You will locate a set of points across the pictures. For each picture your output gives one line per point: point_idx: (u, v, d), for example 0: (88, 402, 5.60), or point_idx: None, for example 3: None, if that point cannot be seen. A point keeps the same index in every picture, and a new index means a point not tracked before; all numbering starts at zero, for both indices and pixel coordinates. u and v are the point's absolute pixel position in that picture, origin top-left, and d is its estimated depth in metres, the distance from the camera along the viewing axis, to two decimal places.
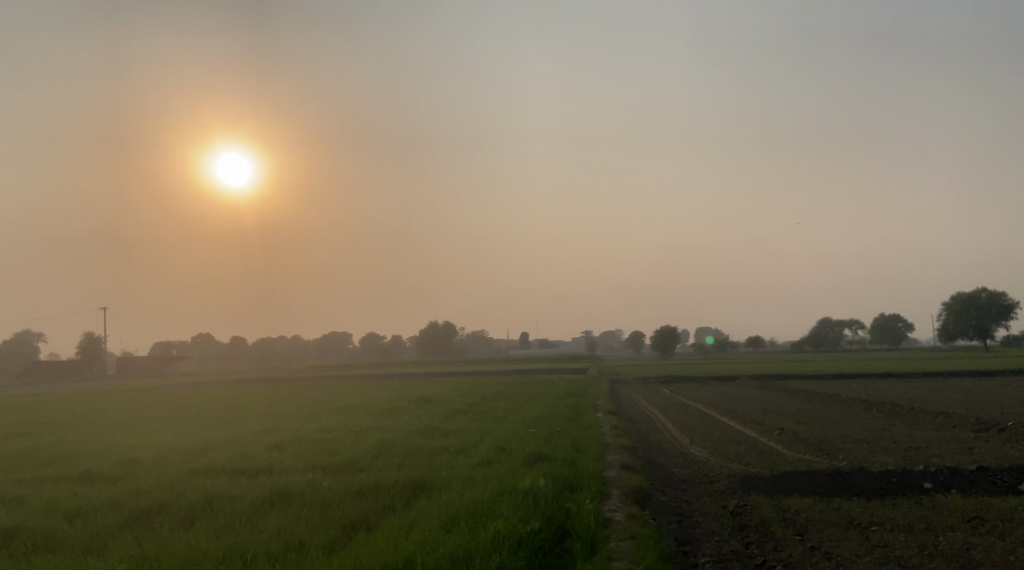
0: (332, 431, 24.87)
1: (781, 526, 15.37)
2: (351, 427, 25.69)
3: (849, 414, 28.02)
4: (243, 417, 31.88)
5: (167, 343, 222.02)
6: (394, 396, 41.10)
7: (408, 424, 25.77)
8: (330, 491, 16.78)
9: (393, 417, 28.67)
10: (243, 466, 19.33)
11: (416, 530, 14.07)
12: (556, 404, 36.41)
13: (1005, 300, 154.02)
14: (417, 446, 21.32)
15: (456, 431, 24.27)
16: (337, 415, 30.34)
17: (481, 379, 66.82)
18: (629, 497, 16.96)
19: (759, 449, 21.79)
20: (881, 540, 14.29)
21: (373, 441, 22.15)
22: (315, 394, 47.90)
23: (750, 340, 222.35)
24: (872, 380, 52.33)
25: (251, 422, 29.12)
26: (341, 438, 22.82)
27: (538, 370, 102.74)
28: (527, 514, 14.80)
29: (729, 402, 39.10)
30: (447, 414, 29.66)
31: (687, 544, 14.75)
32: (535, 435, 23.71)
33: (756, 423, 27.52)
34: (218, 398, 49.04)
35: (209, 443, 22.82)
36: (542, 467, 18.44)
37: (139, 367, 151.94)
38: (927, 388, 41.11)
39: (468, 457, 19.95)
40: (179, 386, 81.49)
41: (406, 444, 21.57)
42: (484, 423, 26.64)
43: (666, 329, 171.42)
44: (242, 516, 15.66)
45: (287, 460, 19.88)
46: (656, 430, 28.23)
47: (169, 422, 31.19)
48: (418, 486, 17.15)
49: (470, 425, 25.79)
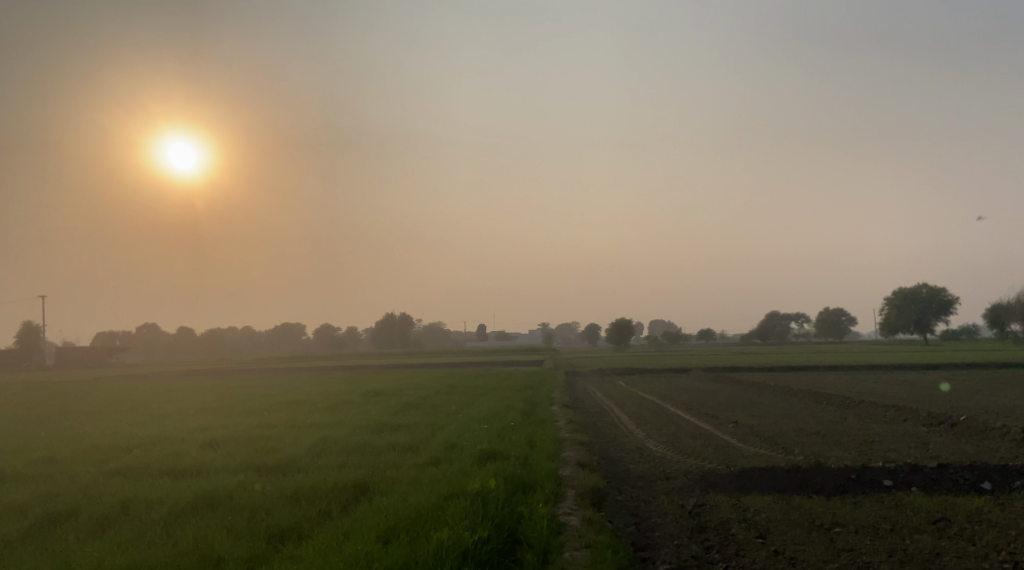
0: (273, 427, 23.94)
1: (742, 528, 14.99)
2: (294, 423, 24.78)
3: (804, 407, 27.90)
4: (180, 411, 30.73)
5: (111, 334, 216.90)
6: (342, 390, 40.14)
7: (355, 419, 24.99)
8: (261, 496, 15.97)
9: (340, 412, 27.82)
10: (169, 466, 18.36)
11: (351, 541, 13.34)
12: (509, 397, 35.82)
13: (946, 296, 157.53)
14: (363, 444, 20.53)
15: (405, 427, 23.56)
16: (281, 410, 29.35)
17: (432, 371, 66.13)
18: (584, 499, 16.43)
19: (716, 443, 21.46)
20: (847, 543, 13.98)
21: (317, 438, 21.32)
22: (261, 388, 46.65)
23: (702, 332, 224.74)
24: (821, 372, 52.83)
25: (188, 417, 28.00)
26: (283, 435, 21.93)
27: (492, 362, 102.29)
28: (474, 519, 14.16)
29: (683, 394, 38.96)
30: (396, 408, 28.90)
31: (645, 550, 14.27)
32: (487, 431, 23.08)
33: (712, 416, 27.26)
34: (157, 391, 47.44)
35: (138, 440, 21.74)
36: (494, 466, 17.82)
37: (82, 359, 147.94)
38: (876, 381, 41.48)
39: (417, 456, 19.25)
40: (121, 378, 79.30)
41: (352, 442, 20.79)
42: (435, 418, 25.93)
43: (621, 321, 172.41)
44: (160, 524, 14.79)
45: (222, 459, 18.96)
46: (611, 424, 27.83)
47: (100, 416, 29.90)
48: (359, 489, 16.41)
49: (421, 420, 25.07)
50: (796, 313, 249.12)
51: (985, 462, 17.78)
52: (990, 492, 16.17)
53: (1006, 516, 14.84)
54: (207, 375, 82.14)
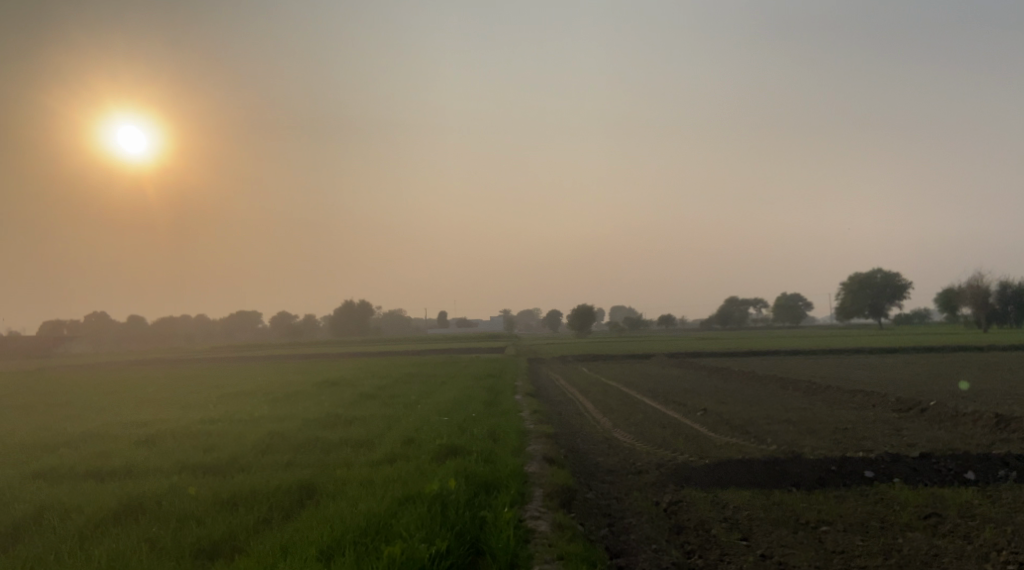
0: (219, 421, 22.80)
1: (724, 529, 14.37)
2: (242, 416, 23.62)
3: (772, 393, 27.44)
4: (121, 405, 29.32)
5: (62, 323, 211.69)
6: (297, 379, 38.90)
7: (307, 412, 23.95)
8: (196, 500, 14.96)
9: (292, 404, 26.73)
10: (99, 467, 17.19)
11: (291, 556, 12.41)
12: (471, 385, 34.91)
13: (899, 280, 160.12)
14: (316, 440, 19.51)
15: (361, 420, 22.60)
16: (230, 403, 28.18)
17: (392, 360, 64.93)
18: (553, 499, 15.63)
19: (686, 433, 20.84)
20: (838, 544, 13.47)
21: (265, 433, 20.22)
22: (212, 378, 45.06)
23: (661, 318, 225.99)
24: (782, 356, 52.87)
25: (128, 412, 26.66)
26: (230, 431, 20.81)
27: (451, 350, 101.20)
28: (430, 529, 13.30)
29: (647, 381, 38.49)
30: (352, 399, 27.89)
31: (621, 557, 13.59)
32: (448, 423, 22.19)
33: (678, 404, 26.70)
34: (102, 382, 45.64)
35: (70, 438, 20.46)
36: (455, 464, 16.95)
37: (29, 350, 143.72)
38: (837, 365, 41.41)
39: (374, 452, 18.31)
40: (69, 368, 76.77)
41: (303, 437, 19.73)
42: (394, 409, 25.02)
43: (583, 308, 172.31)
44: (80, 536, 13.74)
45: (159, 458, 17.82)
46: (576, 413, 27.13)
47: (34, 411, 28.37)
48: (305, 492, 15.47)
49: (379, 412, 24.09)
50: (753, 298, 251.46)
51: (964, 450, 17.45)
52: (974, 483, 15.82)
53: (997, 510, 14.49)
54: (160, 364, 80.01)
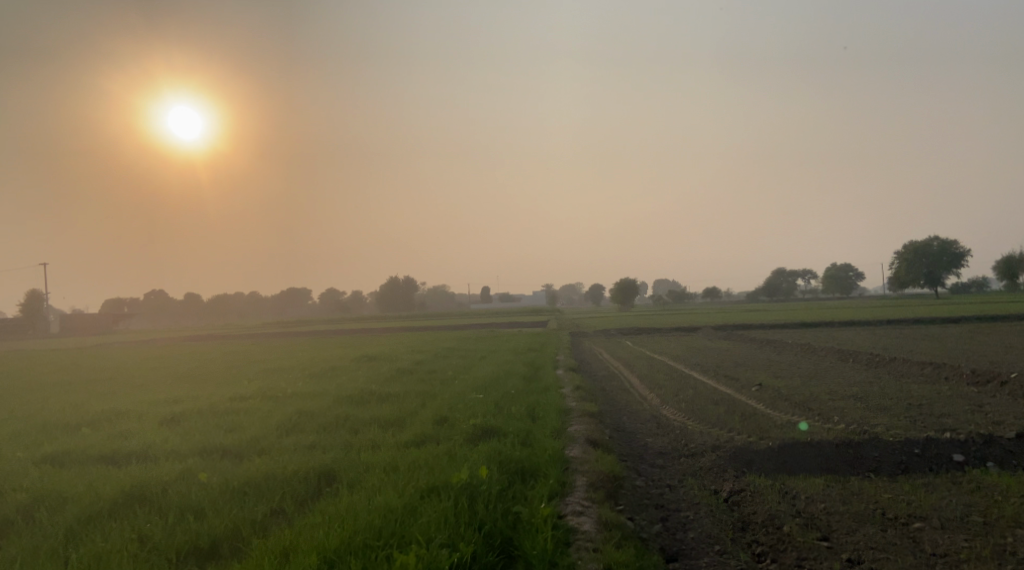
0: (247, 399, 22.08)
1: (799, 526, 13.13)
2: (270, 394, 22.87)
3: (832, 366, 25.93)
4: (154, 382, 28.85)
5: (116, 301, 216.62)
6: (337, 355, 38.31)
7: (340, 389, 23.12)
8: (206, 489, 14.22)
9: (325, 380, 25.94)
10: (109, 450, 16.49)
11: (298, 559, 11.58)
12: (512, 360, 33.85)
13: (958, 248, 155.20)
14: (343, 419, 18.63)
15: (395, 397, 21.68)
16: (263, 379, 27.52)
17: (437, 334, 64.27)
18: (598, 490, 14.52)
19: (741, 410, 19.53)
20: (936, 545, 12.22)
21: (290, 412, 19.39)
22: (250, 353, 44.77)
23: (707, 290, 222.59)
24: (841, 327, 50.95)
25: (158, 389, 26.16)
26: (254, 410, 20.03)
27: (498, 324, 100.42)
28: (452, 531, 12.32)
29: (697, 354, 37.07)
30: (388, 374, 27.00)
31: (679, 560, 12.50)
32: (485, 401, 21.16)
33: (731, 378, 25.35)
34: (145, 359, 45.70)
35: (91, 417, 19.88)
36: (489, 447, 15.90)
37: (85, 326, 146.95)
38: (899, 337, 39.48)
39: (402, 433, 17.35)
40: (117, 345, 77.69)
41: (330, 416, 18.86)
42: (431, 386, 24.06)
43: (627, 281, 170.11)
44: (76, 530, 13.10)
45: (172, 441, 17.06)
46: (622, 390, 25.91)
47: (68, 388, 28.07)
48: (325, 481, 14.64)
49: (413, 389, 23.15)
50: (801, 270, 246.33)
51: None
52: None
53: None
54: (205, 340, 80.46)
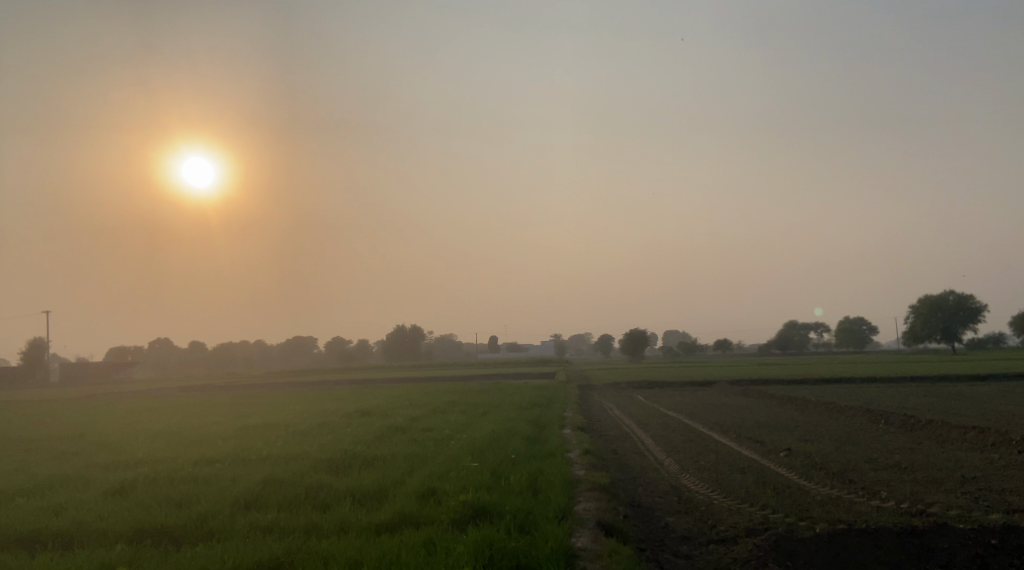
0: (216, 463, 20.52)
1: None
2: (244, 455, 21.43)
3: (864, 428, 23.99)
4: (124, 439, 27.29)
5: (122, 349, 216.15)
6: (329, 408, 36.64)
7: (320, 450, 21.53)
8: None
9: (309, 439, 24.33)
10: (35, 530, 15.49)
11: None
12: (514, 417, 32.06)
13: (974, 302, 153.11)
14: (313, 491, 17.38)
15: (382, 461, 20.01)
16: (242, 437, 25.96)
17: (440, 386, 62.56)
18: None
19: (772, 482, 17.71)
20: None
21: (256, 482, 18.10)
22: (241, 407, 43.13)
23: (718, 342, 220.01)
24: (860, 384, 49.08)
25: (127, 447, 24.68)
26: (216, 478, 18.85)
27: (505, 376, 98.56)
28: None
29: (712, 411, 35.16)
30: (379, 433, 25.32)
31: None
32: (481, 467, 19.47)
33: (753, 442, 23.39)
34: (132, 411, 44.22)
35: (33, 486, 18.67)
36: (477, 537, 14.26)
37: (87, 376, 145.47)
38: (924, 395, 37.60)
39: (380, 512, 15.82)
40: (113, 396, 76.07)
41: (297, 488, 17.53)
42: (423, 447, 22.38)
43: (637, 332, 168.11)
44: None
45: (109, 520, 15.92)
46: (635, 453, 24.00)
47: (33, 445, 26.60)
48: None
49: (403, 451, 21.47)
50: (813, 322, 244.11)
51: None
52: None
53: None
54: (204, 391, 78.81)
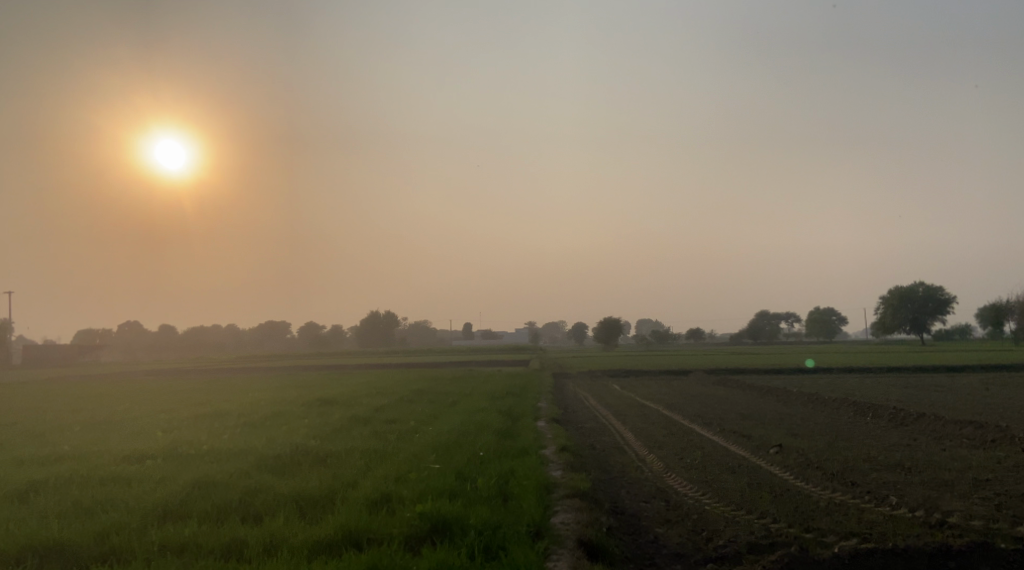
0: (146, 460, 19.04)
1: None
2: (180, 451, 19.98)
3: (854, 422, 22.90)
4: (58, 428, 25.57)
5: (89, 332, 212.17)
6: (289, 396, 34.96)
7: (267, 445, 20.03)
8: None
9: (261, 431, 22.81)
10: None
11: None
12: (484, 408, 30.63)
13: (944, 294, 154.00)
14: (249, 497, 16.02)
15: (336, 459, 18.56)
16: (185, 428, 24.35)
17: (411, 374, 60.98)
18: None
19: (770, 488, 16.48)
20: None
21: (185, 486, 16.70)
22: (197, 393, 41.32)
23: (691, 331, 220.15)
24: (838, 376, 48.12)
25: (54, 440, 22.97)
26: (141, 478, 17.45)
27: (478, 363, 97.13)
28: None
29: (692, 403, 33.89)
30: (336, 424, 23.84)
31: None
32: (446, 467, 18.07)
33: (739, 436, 22.17)
34: (83, 396, 42.32)
35: None
36: (434, 560, 12.92)
37: (49, 359, 141.99)
38: (906, 386, 36.58)
39: (325, 525, 14.41)
40: (70, 379, 73.73)
41: (232, 494, 16.13)
42: (383, 442, 20.92)
43: (611, 321, 167.43)
44: None
45: (9, 532, 14.46)
46: (614, 449, 22.70)
47: None
48: None
49: (362, 446, 20.02)
50: (784, 312, 245.58)
51: None
52: None
53: None
54: (168, 376, 76.71)
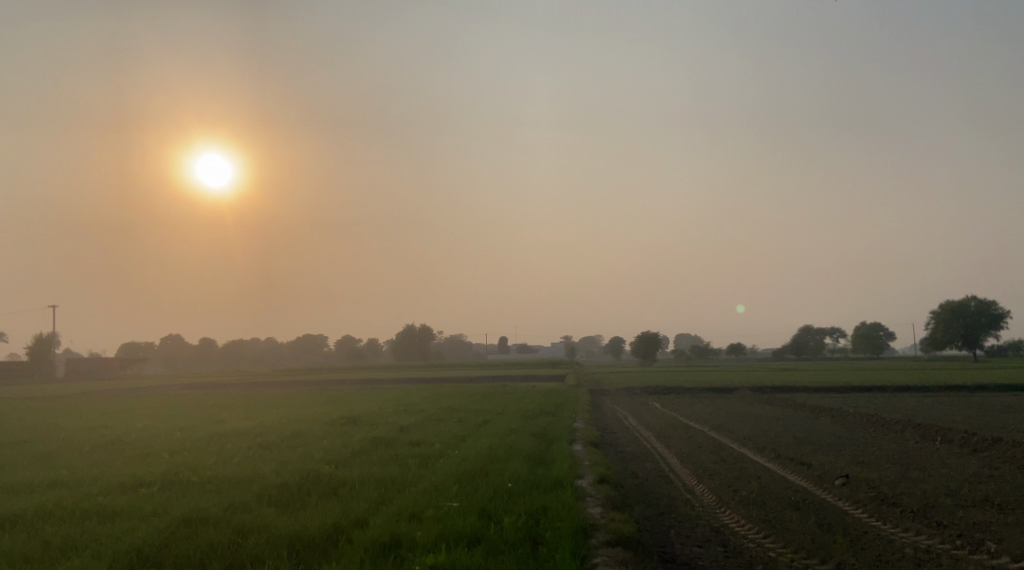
0: (137, 490, 18.59)
1: None
2: (180, 478, 19.64)
3: (924, 451, 21.36)
4: (66, 447, 25.21)
5: (133, 346, 215.31)
6: (314, 413, 34.08)
7: (273, 478, 19.30)
8: None
9: (272, 455, 22.12)
10: None
11: None
12: (517, 429, 29.24)
13: (996, 309, 149.01)
14: (241, 539, 15.35)
15: (346, 496, 17.71)
16: (195, 448, 23.73)
17: (444, 389, 59.76)
18: None
19: (841, 536, 15.16)
20: None
21: (172, 523, 16.16)
22: (225, 408, 40.72)
23: (733, 346, 216.23)
24: (893, 394, 45.81)
25: (57, 461, 22.58)
26: (127, 513, 17.00)
27: (515, 378, 95.50)
28: None
29: (739, 423, 32.25)
30: (355, 446, 22.94)
31: None
32: (474, 502, 17.06)
33: (798, 466, 20.76)
34: (111, 411, 42.07)
35: None
36: None
37: (92, 372, 143.70)
38: (970, 407, 34.45)
39: None
40: (109, 392, 74.20)
41: (223, 535, 15.50)
42: (403, 471, 19.99)
43: (649, 334, 164.44)
44: None
45: None
46: (660, 476, 21.37)
47: None
48: None
49: (376, 478, 19.13)
50: (828, 328, 240.63)
51: None
52: None
53: None
54: (204, 389, 76.63)
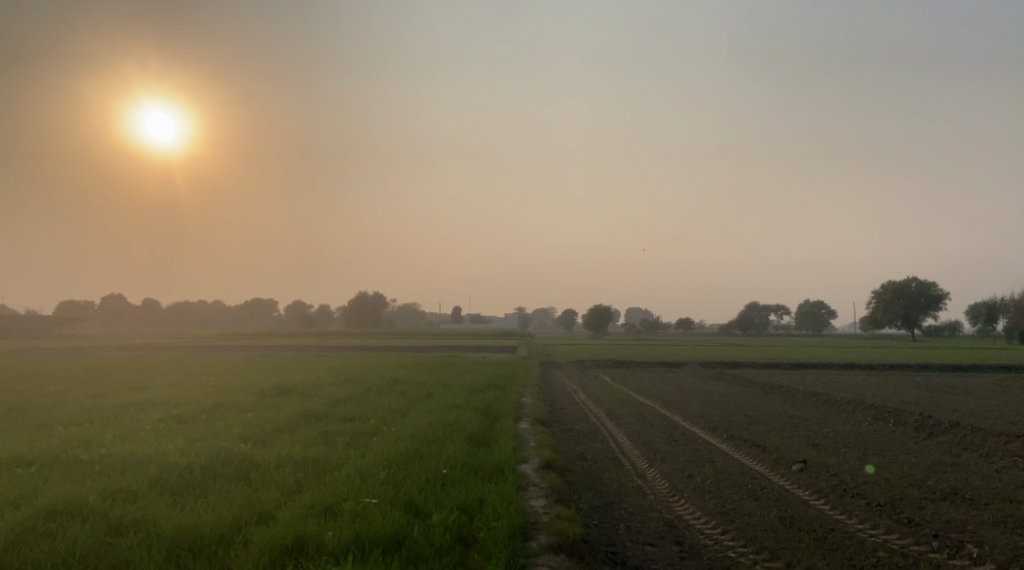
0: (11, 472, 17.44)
1: None
2: (67, 458, 18.46)
3: (882, 434, 20.77)
4: None
5: (73, 305, 209.28)
6: (246, 382, 32.60)
7: (173, 460, 18.09)
8: None
9: (184, 429, 20.85)
10: None
11: None
12: (460, 405, 28.11)
13: (936, 290, 152.02)
14: (115, 538, 14.36)
15: (250, 484, 16.56)
16: (101, 420, 22.33)
17: (392, 357, 58.43)
18: None
19: (803, 534, 14.40)
20: None
21: (34, 516, 15.12)
22: (154, 374, 38.94)
23: (682, 321, 218.11)
24: (843, 372, 45.60)
25: None
26: None
27: (463, 348, 94.34)
28: None
29: (690, 401, 31.47)
30: (277, 421, 21.69)
31: None
32: (399, 492, 16.00)
33: (752, 449, 19.98)
34: (33, 372, 40.07)
35: None
36: None
37: (27, 331, 138.96)
38: (920, 387, 34.21)
39: None
40: (42, 352, 71.52)
41: (94, 532, 14.49)
42: (324, 451, 18.81)
43: (601, 307, 164.24)
44: None
45: None
46: (608, 459, 20.43)
47: None
48: None
49: (292, 462, 17.94)
50: (775, 305, 243.95)
51: None
52: None
53: None
54: (141, 352, 74.25)
